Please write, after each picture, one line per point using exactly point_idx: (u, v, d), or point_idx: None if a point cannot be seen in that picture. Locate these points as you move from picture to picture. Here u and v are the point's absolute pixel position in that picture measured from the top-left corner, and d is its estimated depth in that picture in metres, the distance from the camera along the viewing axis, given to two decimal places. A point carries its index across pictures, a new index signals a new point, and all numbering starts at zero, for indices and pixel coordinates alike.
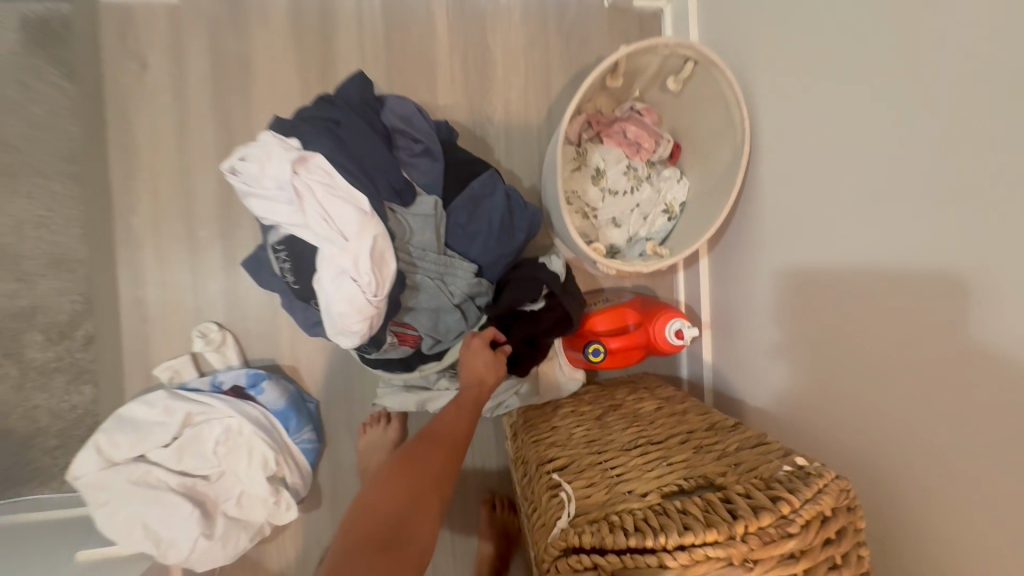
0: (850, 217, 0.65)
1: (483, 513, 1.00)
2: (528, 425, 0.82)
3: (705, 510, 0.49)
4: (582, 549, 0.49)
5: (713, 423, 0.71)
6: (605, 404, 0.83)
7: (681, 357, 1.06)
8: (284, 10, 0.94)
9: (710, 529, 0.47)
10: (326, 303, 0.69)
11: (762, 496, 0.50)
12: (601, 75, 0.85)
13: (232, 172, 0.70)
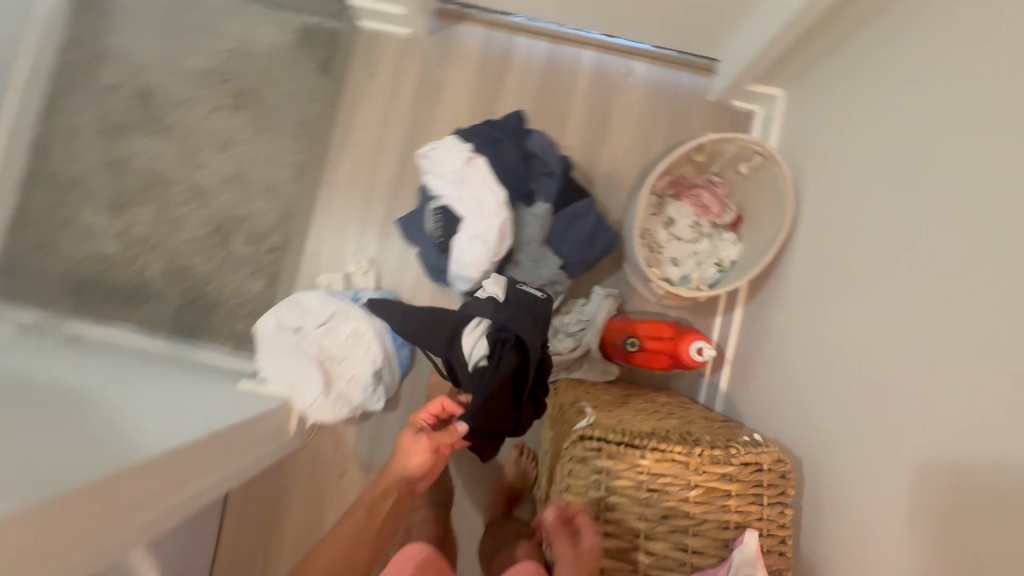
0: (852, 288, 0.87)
1: (511, 456, 1.25)
2: (568, 387, 1.09)
3: (680, 437, 0.75)
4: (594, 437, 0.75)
5: (707, 415, 0.94)
6: (630, 390, 1.09)
7: (702, 385, 1.27)
8: (475, 56, 1.32)
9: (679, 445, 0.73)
10: (458, 254, 1.02)
11: (720, 442, 0.75)
12: (688, 150, 1.13)
13: (424, 156, 1.06)
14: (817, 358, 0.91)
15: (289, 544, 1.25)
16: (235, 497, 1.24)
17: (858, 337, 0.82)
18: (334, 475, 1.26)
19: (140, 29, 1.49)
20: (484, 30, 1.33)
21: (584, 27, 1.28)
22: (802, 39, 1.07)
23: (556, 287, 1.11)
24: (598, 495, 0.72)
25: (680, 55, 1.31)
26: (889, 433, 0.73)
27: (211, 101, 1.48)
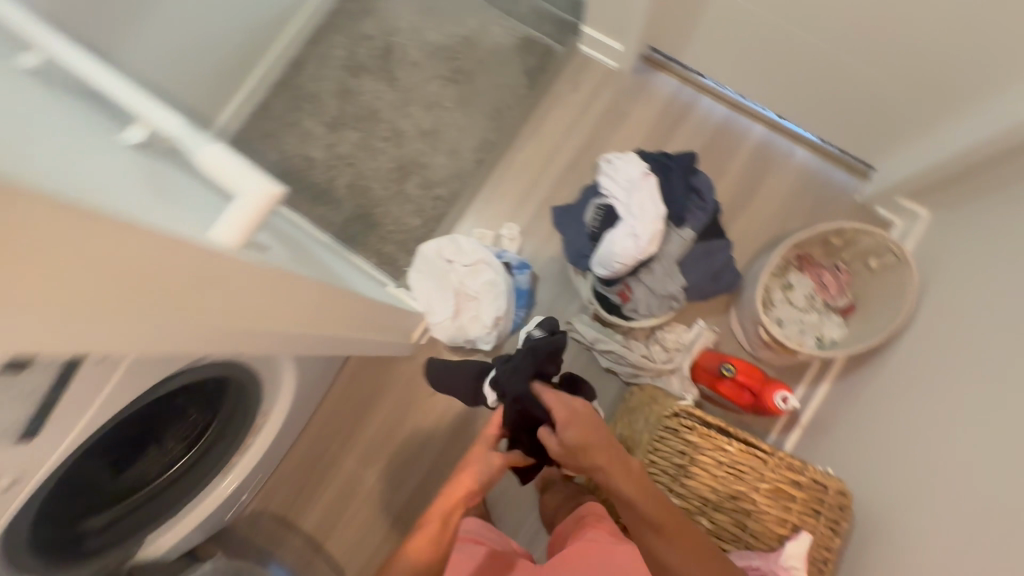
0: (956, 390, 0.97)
1: None
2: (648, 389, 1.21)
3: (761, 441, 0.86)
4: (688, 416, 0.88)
5: None
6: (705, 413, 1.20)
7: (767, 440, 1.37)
8: (663, 101, 1.55)
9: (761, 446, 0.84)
10: (608, 245, 1.21)
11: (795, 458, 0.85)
12: (827, 231, 1.25)
13: (606, 161, 1.28)
14: (923, 453, 0.98)
15: (369, 433, 1.46)
16: (345, 376, 1.47)
17: (964, 437, 0.90)
18: (426, 392, 1.46)
19: (403, 1, 1.85)
20: (677, 83, 1.56)
21: (765, 105, 1.47)
22: (964, 172, 1.20)
23: (673, 302, 1.27)
24: (680, 462, 0.84)
25: (842, 154, 1.47)
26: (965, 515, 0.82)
27: (434, 69, 1.81)
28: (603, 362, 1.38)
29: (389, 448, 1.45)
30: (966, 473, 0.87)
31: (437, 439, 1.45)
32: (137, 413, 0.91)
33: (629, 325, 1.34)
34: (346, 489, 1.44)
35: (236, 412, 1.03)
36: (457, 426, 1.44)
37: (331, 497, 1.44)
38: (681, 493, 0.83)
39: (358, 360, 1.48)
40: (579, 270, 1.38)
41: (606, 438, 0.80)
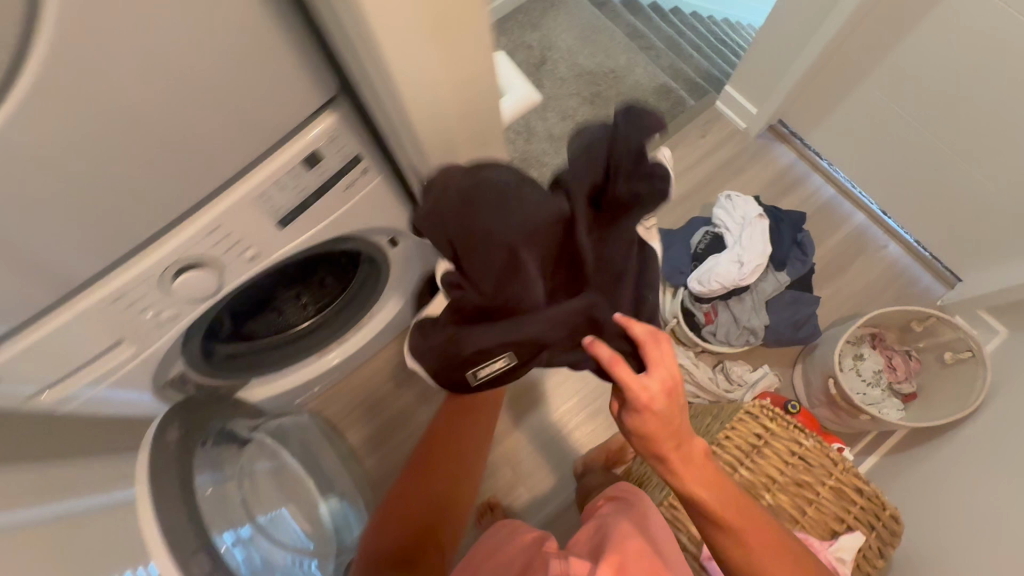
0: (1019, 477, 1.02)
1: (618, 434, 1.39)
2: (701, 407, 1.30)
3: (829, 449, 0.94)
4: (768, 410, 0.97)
5: None
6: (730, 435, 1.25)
7: None
8: (778, 167, 1.70)
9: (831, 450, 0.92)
10: (711, 267, 1.32)
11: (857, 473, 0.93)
12: (911, 313, 1.34)
13: (725, 196, 1.42)
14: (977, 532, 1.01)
15: None
16: None
17: None
18: None
19: (566, 26, 2.09)
20: (795, 157, 1.71)
21: (872, 196, 1.60)
22: None
23: (752, 336, 1.36)
24: (754, 443, 0.93)
25: (932, 259, 1.58)
26: None
27: (576, 88, 2.01)
28: None
29: None
30: None
31: None
32: (279, 270, 1.03)
33: (702, 347, 1.43)
34: (397, 419, 1.52)
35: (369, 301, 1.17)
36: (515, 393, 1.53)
37: (382, 422, 1.52)
38: (750, 470, 0.91)
39: None
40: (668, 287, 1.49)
41: (677, 401, 0.64)
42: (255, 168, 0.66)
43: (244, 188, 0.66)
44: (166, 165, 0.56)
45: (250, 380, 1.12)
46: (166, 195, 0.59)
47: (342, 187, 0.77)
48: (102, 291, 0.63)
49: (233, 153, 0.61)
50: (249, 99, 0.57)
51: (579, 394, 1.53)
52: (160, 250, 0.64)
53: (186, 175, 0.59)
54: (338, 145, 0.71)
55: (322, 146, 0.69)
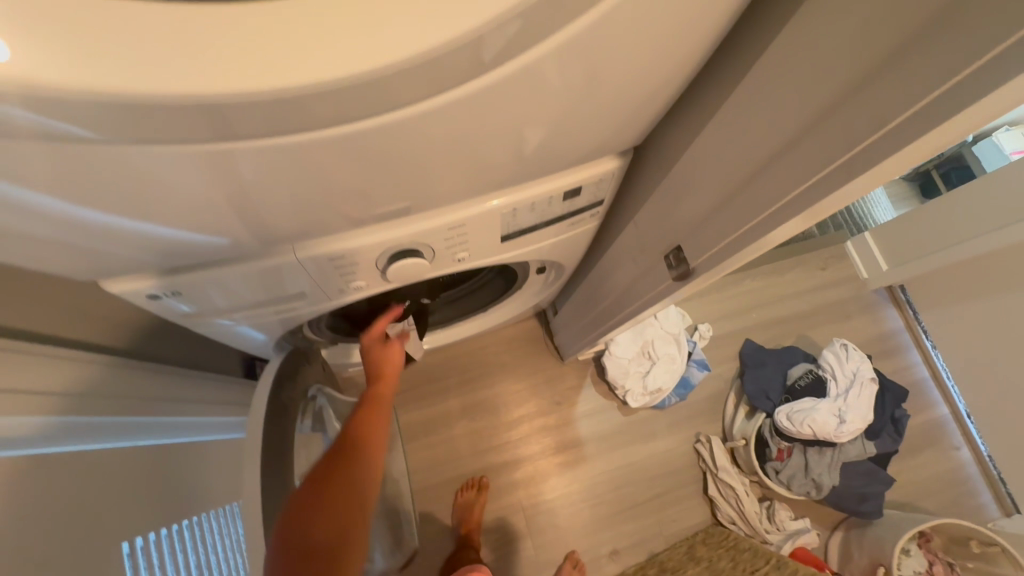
0: None
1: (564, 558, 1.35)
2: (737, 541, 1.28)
3: None
4: None
5: None
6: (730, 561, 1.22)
7: None
8: (882, 329, 1.66)
9: None
10: (807, 410, 1.28)
11: None
12: (982, 535, 1.28)
13: (841, 345, 1.38)
14: None
15: (483, 393, 1.48)
16: (500, 335, 1.52)
17: None
18: (550, 399, 1.50)
19: None
20: (901, 325, 1.68)
21: (965, 396, 1.56)
22: None
23: (815, 491, 1.32)
24: None
25: (999, 479, 1.53)
26: None
27: None
28: (713, 490, 1.41)
29: (489, 418, 1.47)
30: None
31: (530, 439, 1.47)
32: None
33: (758, 477, 1.39)
34: (430, 422, 1.45)
35: (491, 298, 1.14)
36: (555, 441, 1.47)
37: (414, 419, 1.44)
38: None
39: (519, 331, 1.53)
40: (745, 403, 1.47)
41: None
42: (511, 191, 0.60)
43: (495, 204, 0.60)
44: (486, 165, 0.52)
45: (343, 343, 1.06)
46: (458, 187, 0.55)
47: (568, 223, 0.72)
48: (325, 247, 0.58)
49: (533, 170, 0.56)
50: (589, 129, 0.53)
51: (616, 471, 1.46)
52: (404, 230, 0.59)
53: (487, 176, 0.54)
54: (597, 189, 0.66)
55: (587, 185, 0.64)
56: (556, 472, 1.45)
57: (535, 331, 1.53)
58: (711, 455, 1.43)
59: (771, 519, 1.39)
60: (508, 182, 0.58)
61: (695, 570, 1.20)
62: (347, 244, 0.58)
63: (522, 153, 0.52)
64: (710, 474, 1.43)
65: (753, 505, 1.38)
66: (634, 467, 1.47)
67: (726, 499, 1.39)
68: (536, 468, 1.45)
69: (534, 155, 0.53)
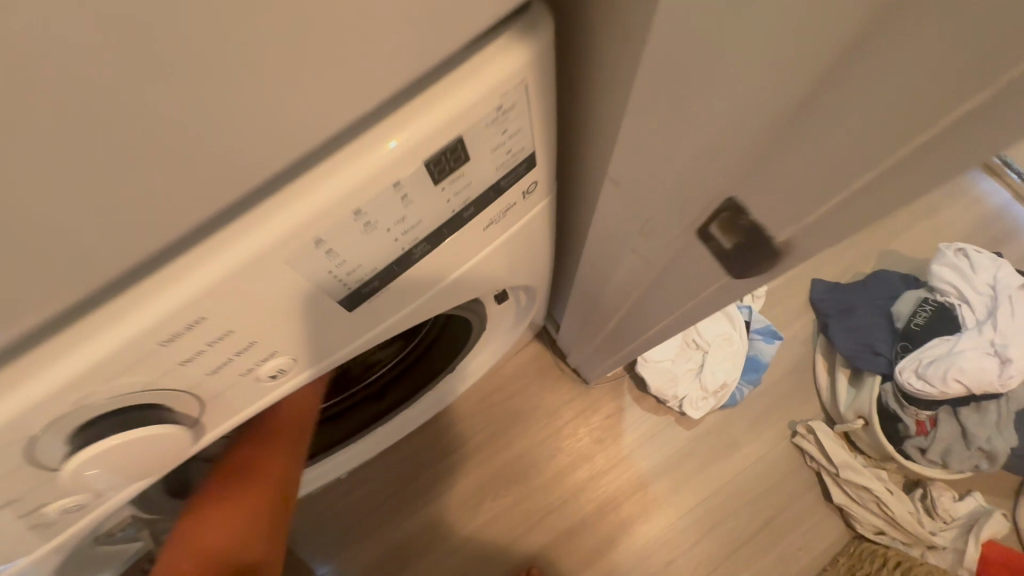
0: None
1: None
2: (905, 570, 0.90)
3: None
4: None
5: None
6: None
7: None
8: (985, 209, 1.24)
9: None
10: (949, 356, 0.88)
11: None
12: None
13: (956, 250, 0.98)
14: None
15: (500, 459, 1.12)
16: (497, 377, 1.16)
17: None
18: (589, 438, 1.13)
19: None
20: (1009, 196, 1.25)
21: None
22: None
23: (984, 463, 0.94)
24: None
25: None
26: None
27: None
28: (839, 496, 1.03)
29: (517, 489, 1.10)
30: None
31: (578, 500, 1.10)
32: None
33: (897, 463, 0.99)
34: (445, 520, 1.09)
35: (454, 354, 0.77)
36: (611, 492, 1.10)
37: (423, 522, 1.08)
38: None
39: (519, 364, 1.16)
40: (845, 367, 1.07)
41: None
42: (401, 119, 0.26)
43: (396, 146, 0.26)
44: (56, 100, 0.16)
45: None
46: (65, 205, 0.19)
47: (482, 224, 0.36)
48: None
49: (275, 94, 0.21)
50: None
51: (704, 506, 1.08)
52: (172, 297, 0.25)
53: (127, 145, 0.18)
54: (505, 139, 0.30)
55: (476, 136, 0.28)
56: (628, 531, 1.08)
57: (539, 358, 1.16)
58: (823, 451, 1.05)
59: (931, 506, 0.99)
60: (235, 155, 0.22)
61: None
62: (57, 366, 0.24)
63: (155, 34, 0.16)
64: (830, 475, 1.04)
65: (903, 503, 0.99)
66: (723, 493, 1.09)
67: (862, 505, 1.01)
68: (600, 535, 1.08)
69: (224, 37, 0.17)
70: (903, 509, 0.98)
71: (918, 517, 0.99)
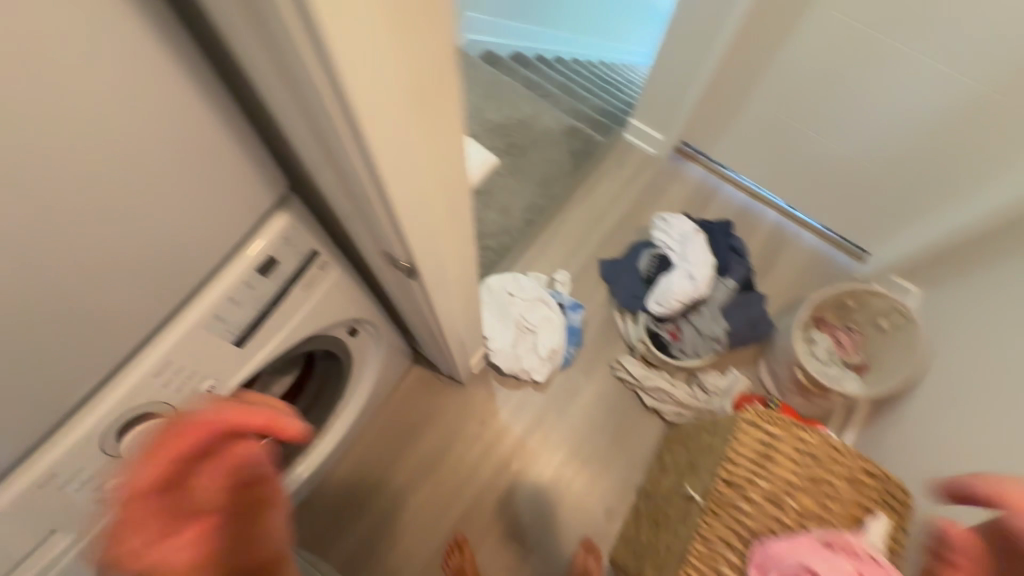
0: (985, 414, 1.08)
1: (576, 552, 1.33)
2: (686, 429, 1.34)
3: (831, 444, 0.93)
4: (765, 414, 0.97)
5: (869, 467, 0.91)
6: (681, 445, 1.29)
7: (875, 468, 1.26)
8: (692, 185, 1.83)
9: (836, 445, 0.93)
10: (666, 285, 1.37)
11: (860, 465, 0.91)
12: (843, 293, 1.45)
13: (660, 218, 1.50)
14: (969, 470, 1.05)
15: (413, 462, 1.43)
16: (393, 402, 1.48)
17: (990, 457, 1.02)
18: (474, 422, 1.47)
19: (468, 87, 2.14)
20: (704, 172, 1.86)
21: (778, 195, 1.77)
22: (944, 253, 1.46)
23: (717, 345, 1.40)
24: (761, 454, 0.93)
25: (842, 240, 1.74)
26: None
27: (491, 142, 1.98)
28: (648, 400, 1.47)
29: (431, 479, 1.42)
30: None
31: (479, 470, 1.43)
32: None
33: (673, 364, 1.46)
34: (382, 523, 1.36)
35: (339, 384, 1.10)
36: (502, 456, 1.45)
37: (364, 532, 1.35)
38: (765, 485, 0.90)
39: (408, 386, 1.50)
40: (628, 313, 1.55)
41: None
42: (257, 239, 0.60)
43: (264, 243, 0.60)
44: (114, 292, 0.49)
45: None
46: (115, 327, 0.51)
47: (302, 288, 0.70)
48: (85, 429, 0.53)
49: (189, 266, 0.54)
50: (206, 209, 0.52)
51: (568, 441, 1.47)
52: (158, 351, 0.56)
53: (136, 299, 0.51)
54: (294, 247, 0.65)
55: (276, 251, 0.62)
56: (520, 479, 1.43)
57: (422, 376, 1.51)
58: (630, 374, 1.49)
59: (701, 384, 1.46)
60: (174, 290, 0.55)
61: (666, 478, 1.24)
62: (111, 397, 0.54)
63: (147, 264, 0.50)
64: (639, 388, 1.49)
65: (684, 388, 1.46)
66: (578, 428, 1.48)
67: (661, 400, 1.46)
68: (502, 489, 1.42)
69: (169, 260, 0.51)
70: (683, 392, 1.44)
71: (694, 395, 1.45)
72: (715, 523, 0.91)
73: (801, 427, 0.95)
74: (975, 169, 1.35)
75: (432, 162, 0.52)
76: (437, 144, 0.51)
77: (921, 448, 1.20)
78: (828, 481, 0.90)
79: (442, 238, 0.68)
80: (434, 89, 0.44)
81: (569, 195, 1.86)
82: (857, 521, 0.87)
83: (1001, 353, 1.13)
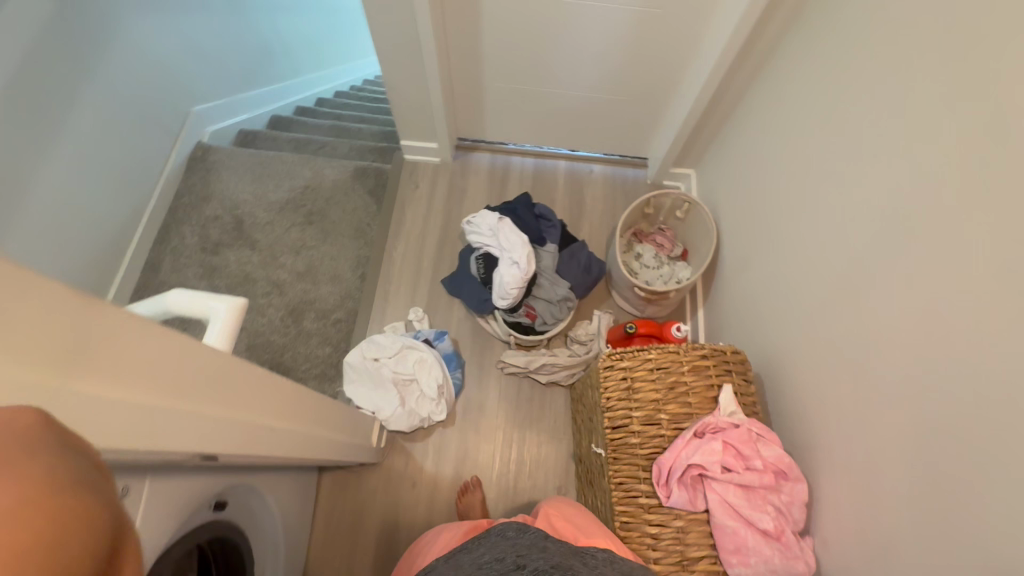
0: (769, 253, 1.32)
1: None
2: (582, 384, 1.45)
3: (671, 349, 1.06)
4: (614, 355, 1.08)
5: (705, 351, 1.06)
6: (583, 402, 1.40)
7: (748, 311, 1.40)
8: (485, 172, 1.94)
9: (674, 349, 1.06)
10: (500, 279, 1.44)
11: (698, 353, 1.06)
12: (640, 206, 1.64)
13: (468, 222, 1.56)
14: (771, 301, 1.29)
15: (370, 560, 1.40)
16: (322, 519, 1.44)
17: (780, 285, 1.26)
18: (407, 487, 1.48)
19: (236, 176, 2.01)
20: (489, 156, 1.98)
21: (557, 146, 1.94)
22: (693, 135, 1.72)
23: (570, 302, 1.52)
24: (626, 390, 1.04)
25: (622, 158, 1.97)
26: (813, 327, 1.12)
27: (287, 221, 1.90)
28: (542, 378, 1.58)
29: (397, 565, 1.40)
30: (803, 289, 1.17)
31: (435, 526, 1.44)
32: None
33: (545, 337, 1.57)
34: None
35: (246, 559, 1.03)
36: (448, 500, 1.47)
37: None
38: (639, 414, 1.02)
39: (328, 496, 1.46)
40: (487, 314, 1.62)
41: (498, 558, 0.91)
42: None
43: None
44: None
45: None
46: None
47: None
48: None
49: None
50: None
51: (497, 452, 1.53)
52: None
53: None
54: None
55: None
56: None
57: (338, 479, 1.47)
58: (515, 365, 1.58)
59: (575, 340, 1.59)
60: None
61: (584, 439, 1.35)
62: None
63: None
64: (529, 372, 1.58)
65: (564, 352, 1.58)
66: (500, 433, 1.55)
67: (551, 372, 1.57)
68: None
69: None
70: (565, 355, 1.57)
71: (575, 352, 1.58)
72: (620, 467, 1.01)
73: (645, 348, 1.06)
74: (677, 67, 1.57)
75: (150, 380, 0.52)
76: (141, 366, 0.51)
77: (743, 297, 1.43)
78: (681, 381, 1.03)
79: (229, 404, 0.67)
80: (102, 340, 0.46)
81: (385, 235, 1.87)
82: (714, 399, 1.02)
83: (758, 201, 1.39)
